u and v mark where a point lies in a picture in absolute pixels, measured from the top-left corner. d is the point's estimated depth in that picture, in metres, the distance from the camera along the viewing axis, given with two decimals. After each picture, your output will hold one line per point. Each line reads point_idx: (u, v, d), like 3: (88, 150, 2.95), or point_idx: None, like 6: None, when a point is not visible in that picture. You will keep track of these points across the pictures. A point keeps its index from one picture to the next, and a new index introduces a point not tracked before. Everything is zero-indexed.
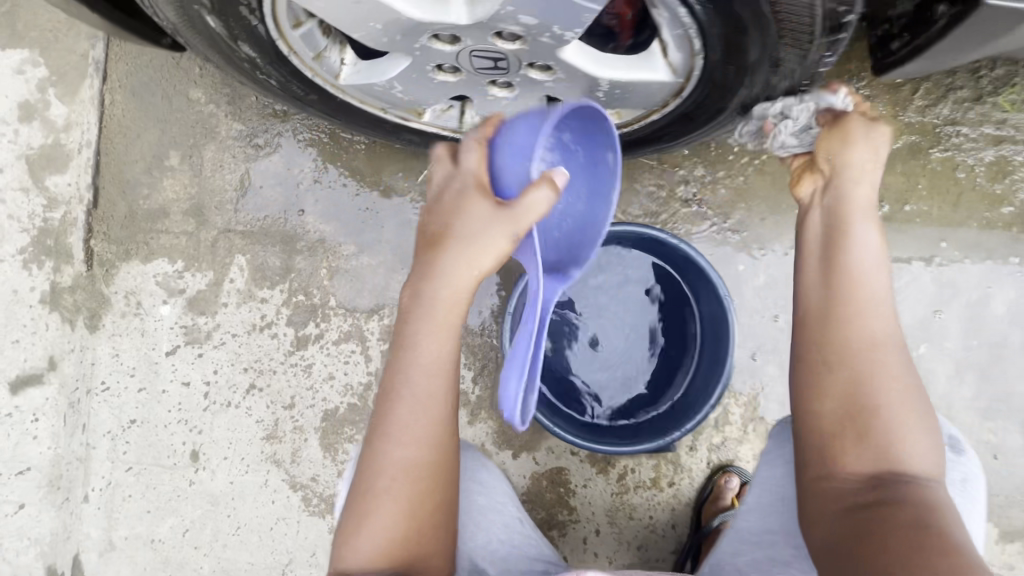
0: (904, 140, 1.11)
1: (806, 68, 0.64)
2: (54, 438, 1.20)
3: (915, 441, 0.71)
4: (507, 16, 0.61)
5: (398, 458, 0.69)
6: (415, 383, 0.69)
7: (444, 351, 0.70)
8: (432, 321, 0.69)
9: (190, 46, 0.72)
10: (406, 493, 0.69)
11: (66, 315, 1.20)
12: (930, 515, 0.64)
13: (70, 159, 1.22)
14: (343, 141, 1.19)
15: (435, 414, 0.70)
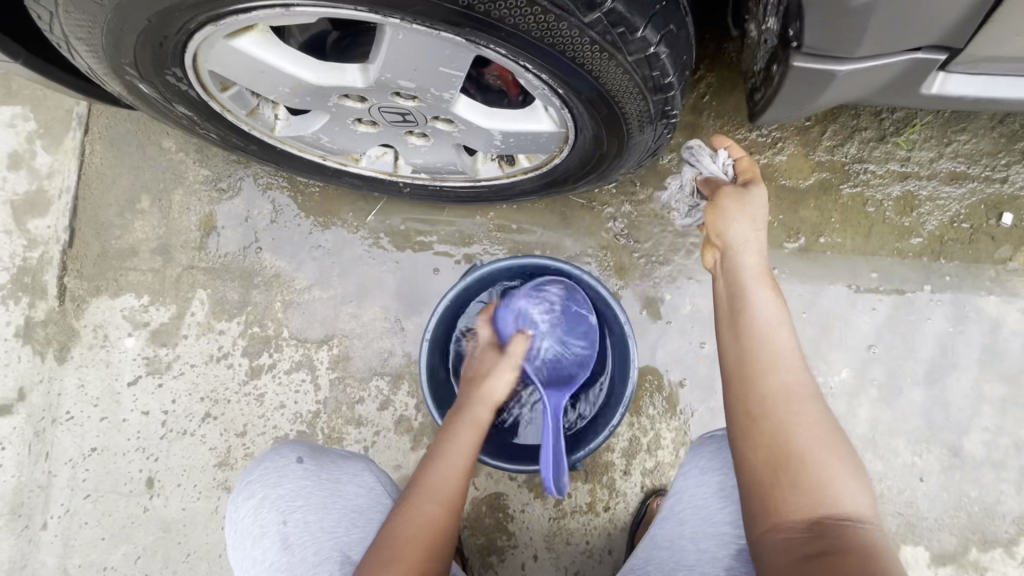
0: (815, 177, 1.20)
1: (645, 120, 0.74)
2: (18, 466, 1.26)
3: (843, 477, 0.62)
4: (390, 81, 0.71)
5: (419, 521, 0.76)
6: (448, 460, 0.82)
7: (465, 458, 0.83)
8: (473, 418, 0.88)
9: (136, 108, 0.82)
10: (418, 556, 0.73)
11: (37, 348, 1.28)
12: (876, 557, 0.56)
13: (51, 204, 1.32)
14: (300, 184, 1.29)
15: (456, 488, 0.80)
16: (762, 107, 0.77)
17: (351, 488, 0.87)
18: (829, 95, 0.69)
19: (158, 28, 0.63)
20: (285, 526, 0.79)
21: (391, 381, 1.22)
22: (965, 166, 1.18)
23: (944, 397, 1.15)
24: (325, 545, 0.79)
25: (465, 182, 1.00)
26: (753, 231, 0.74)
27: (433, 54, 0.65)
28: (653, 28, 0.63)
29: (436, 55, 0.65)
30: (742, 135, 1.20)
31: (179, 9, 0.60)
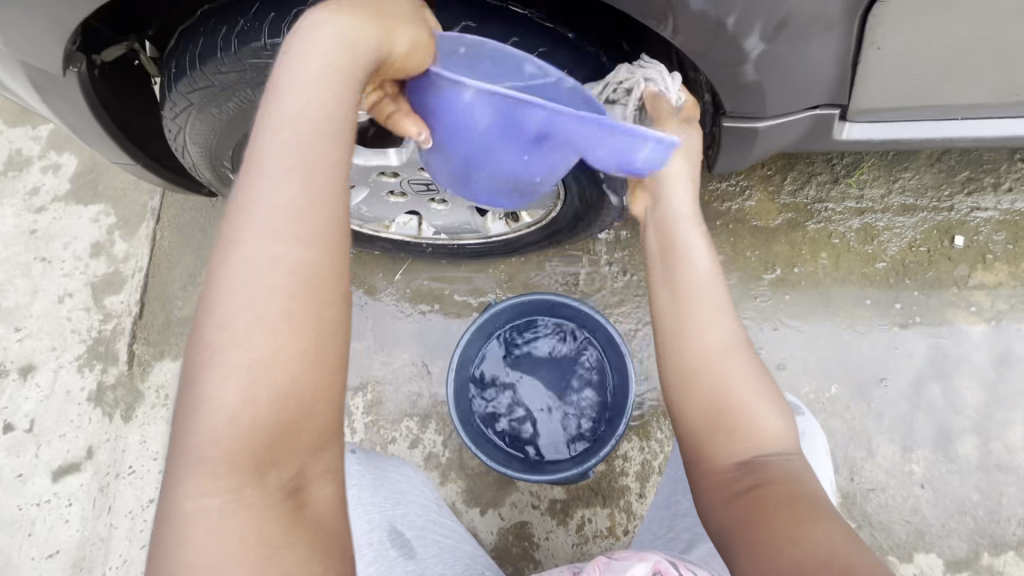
0: (782, 217, 1.37)
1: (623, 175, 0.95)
2: (83, 520, 1.38)
3: (767, 414, 0.72)
4: (418, 158, 0.92)
5: (234, 348, 0.52)
6: (252, 255, 0.54)
7: (306, 197, 0.56)
8: (280, 210, 0.55)
9: (220, 193, 1.04)
10: (243, 394, 0.52)
11: (107, 409, 1.45)
12: (797, 484, 0.65)
13: (125, 283, 1.55)
14: None
15: (276, 280, 0.54)
16: (713, 160, 0.95)
17: (396, 478, 1.00)
18: (764, 136, 0.88)
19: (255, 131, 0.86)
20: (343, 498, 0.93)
21: (419, 421, 1.35)
22: (914, 199, 1.35)
23: (930, 405, 1.24)
24: (374, 514, 0.91)
25: (479, 240, 1.20)
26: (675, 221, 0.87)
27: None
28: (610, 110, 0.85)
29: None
30: (713, 186, 1.39)
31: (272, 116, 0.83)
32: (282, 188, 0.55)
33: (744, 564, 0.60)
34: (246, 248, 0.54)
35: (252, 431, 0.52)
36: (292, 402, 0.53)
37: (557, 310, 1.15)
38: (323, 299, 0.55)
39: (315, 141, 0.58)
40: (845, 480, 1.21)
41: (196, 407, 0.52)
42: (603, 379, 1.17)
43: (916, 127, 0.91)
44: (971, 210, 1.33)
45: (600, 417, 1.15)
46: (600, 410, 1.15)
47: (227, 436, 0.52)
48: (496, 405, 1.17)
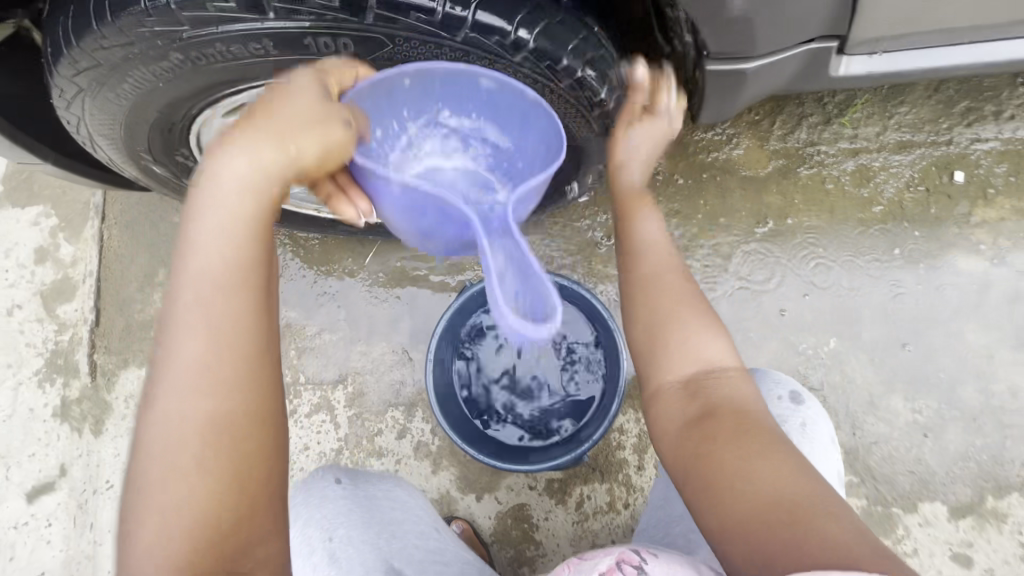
0: (772, 165, 1.29)
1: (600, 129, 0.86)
2: (65, 539, 1.33)
3: (706, 341, 0.75)
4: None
5: (166, 445, 0.55)
6: (176, 360, 0.56)
7: (217, 304, 0.57)
8: (193, 321, 0.57)
9: (152, 189, 0.93)
10: (179, 491, 0.54)
11: (75, 424, 1.37)
12: (744, 412, 0.70)
13: (77, 289, 1.44)
14: (300, 240, 1.39)
15: (204, 381, 0.56)
16: (698, 108, 0.86)
17: (389, 510, 0.95)
18: (753, 78, 0.79)
19: (167, 116, 0.75)
20: (331, 541, 0.86)
21: (405, 410, 1.28)
22: (910, 135, 1.27)
23: (932, 351, 1.20)
24: (368, 554, 0.85)
25: None
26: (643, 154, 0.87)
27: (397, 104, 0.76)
28: (575, 58, 0.75)
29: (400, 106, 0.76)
30: (699, 137, 1.30)
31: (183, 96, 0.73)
32: (207, 262, 0.58)
33: (695, 495, 0.66)
34: (178, 316, 0.57)
35: (193, 524, 0.53)
36: (227, 497, 0.55)
37: None
38: (250, 402, 0.57)
39: (246, 208, 0.60)
40: (848, 436, 1.17)
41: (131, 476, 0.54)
42: (591, 352, 1.10)
43: (919, 56, 0.81)
44: (971, 142, 1.25)
45: (594, 383, 1.09)
46: (593, 377, 1.10)
47: (174, 530, 0.53)
48: (485, 402, 1.11)
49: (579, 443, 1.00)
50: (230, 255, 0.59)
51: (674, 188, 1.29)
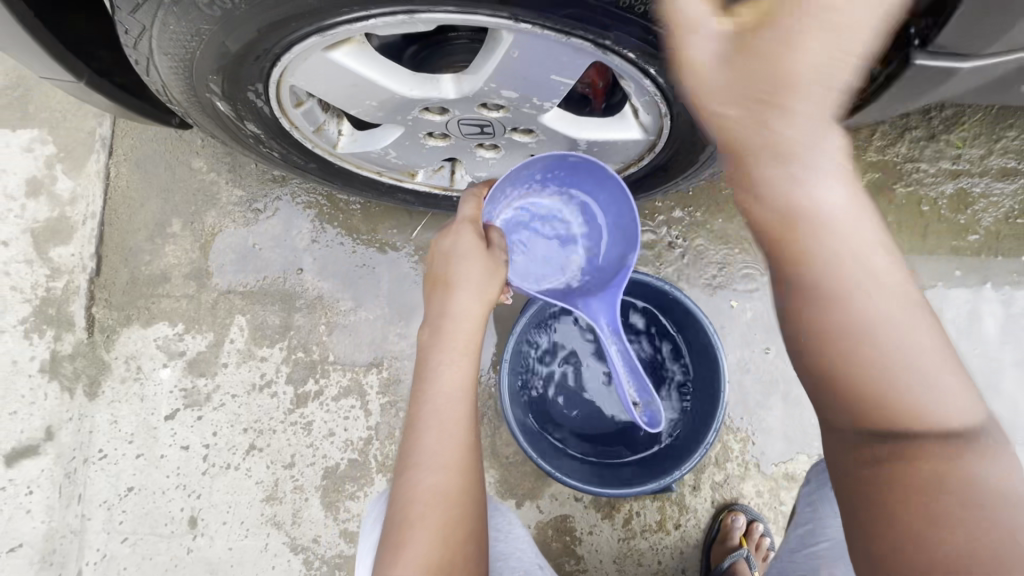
0: (868, 178, 1.19)
1: None
2: (48, 511, 1.18)
3: (929, 376, 0.47)
4: (492, 92, 0.66)
5: (434, 481, 0.66)
6: (441, 406, 0.69)
7: (466, 377, 0.72)
8: (451, 386, 0.71)
9: (199, 124, 0.77)
10: (443, 517, 0.64)
11: (65, 383, 1.22)
12: (953, 460, 0.46)
13: (75, 231, 1.27)
14: (340, 203, 1.25)
15: (463, 434, 0.69)
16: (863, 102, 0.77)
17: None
18: (959, 75, 0.69)
19: (260, 41, 0.59)
20: None
21: None
22: (1016, 162, 1.18)
23: (1011, 394, 1.14)
24: None
25: None
26: (774, 57, 0.43)
27: (549, 59, 0.61)
28: None
29: (550, 64, 0.62)
30: None
31: (288, 19, 0.56)
32: (445, 381, 0.71)
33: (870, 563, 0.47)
34: (428, 422, 0.69)
35: (452, 539, 0.64)
36: (472, 525, 0.66)
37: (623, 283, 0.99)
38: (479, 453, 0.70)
39: (470, 340, 0.74)
40: None
41: (393, 555, 0.63)
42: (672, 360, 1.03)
43: None
44: None
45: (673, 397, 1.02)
46: (669, 383, 1.03)
47: (436, 553, 0.63)
48: (553, 396, 1.05)
49: (667, 465, 0.93)
50: (462, 376, 0.72)
51: None
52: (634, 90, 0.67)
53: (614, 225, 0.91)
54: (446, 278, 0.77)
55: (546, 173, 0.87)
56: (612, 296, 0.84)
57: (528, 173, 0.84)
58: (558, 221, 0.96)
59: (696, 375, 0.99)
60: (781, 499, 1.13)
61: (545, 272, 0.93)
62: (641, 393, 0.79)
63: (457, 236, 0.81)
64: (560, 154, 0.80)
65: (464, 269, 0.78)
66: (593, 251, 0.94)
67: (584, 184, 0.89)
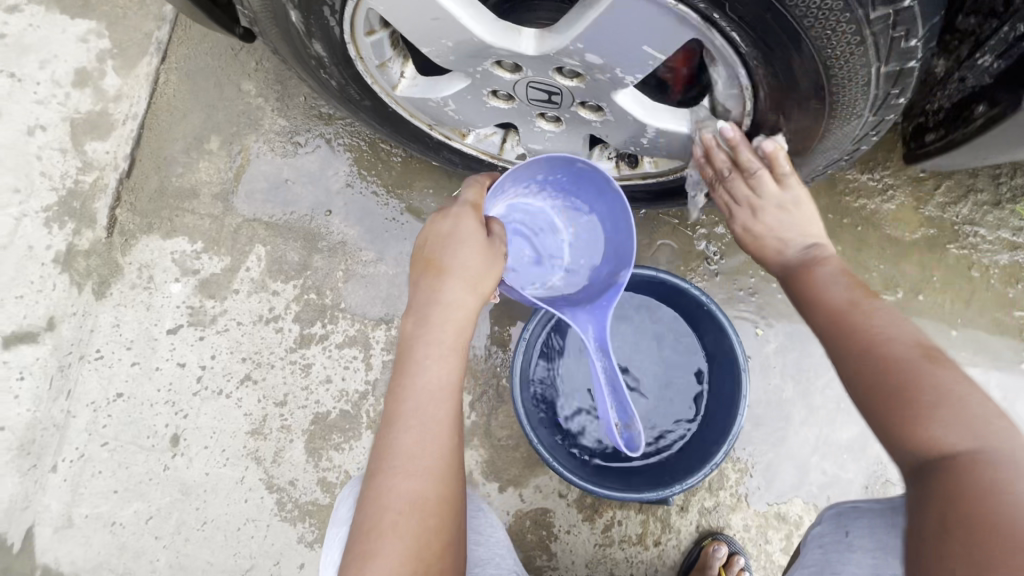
0: (922, 232, 1.15)
1: (852, 140, 0.73)
2: (36, 399, 1.18)
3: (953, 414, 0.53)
4: (575, 53, 0.64)
5: (404, 488, 0.68)
6: (418, 407, 0.71)
7: (448, 376, 0.74)
8: (428, 388, 0.72)
9: (267, 34, 0.76)
10: (413, 524, 0.67)
11: (76, 278, 1.21)
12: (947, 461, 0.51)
13: (114, 128, 1.25)
14: (381, 152, 1.23)
15: (439, 438, 0.71)
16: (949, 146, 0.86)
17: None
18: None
19: None
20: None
21: None
22: None
23: None
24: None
25: None
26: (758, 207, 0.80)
27: (642, 30, 0.60)
28: (923, 36, 0.60)
29: (643, 31, 0.60)
30: (852, 176, 1.16)
31: None
32: (427, 380, 0.73)
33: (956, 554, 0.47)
34: (404, 427, 0.71)
35: (425, 539, 0.67)
36: (445, 528, 0.69)
37: (659, 286, 0.96)
38: (454, 454, 0.72)
39: (456, 341, 0.76)
40: None
41: (365, 555, 0.65)
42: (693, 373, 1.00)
43: None
44: None
45: (685, 411, 0.99)
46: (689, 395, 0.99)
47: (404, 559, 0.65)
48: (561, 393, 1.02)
49: (670, 478, 0.91)
50: (442, 376, 0.73)
51: None
52: (726, 79, 0.68)
53: (608, 238, 0.93)
54: (440, 267, 0.78)
55: (549, 176, 0.88)
56: (602, 314, 0.82)
57: (532, 172, 0.85)
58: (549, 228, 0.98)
59: (716, 372, 0.96)
60: (768, 538, 1.10)
61: (527, 276, 0.95)
62: (621, 415, 0.80)
63: (456, 221, 0.80)
64: (568, 162, 0.84)
65: (459, 260, 0.78)
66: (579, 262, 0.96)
67: (584, 192, 0.91)
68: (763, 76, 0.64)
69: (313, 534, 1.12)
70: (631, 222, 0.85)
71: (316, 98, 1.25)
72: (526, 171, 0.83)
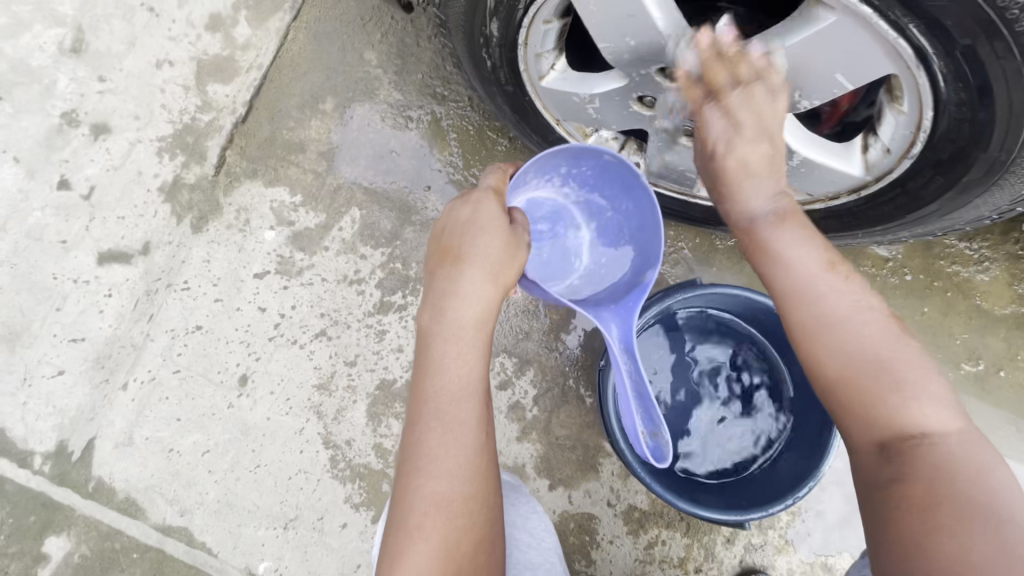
0: (1013, 309, 1.14)
1: (1009, 197, 0.77)
2: (119, 317, 1.22)
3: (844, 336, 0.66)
4: (763, 69, 0.73)
5: (434, 490, 0.69)
6: (443, 405, 0.72)
7: (471, 369, 0.75)
8: (451, 385, 0.73)
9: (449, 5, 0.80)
10: (443, 529, 0.68)
11: (177, 209, 1.25)
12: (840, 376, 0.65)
13: (237, 74, 1.31)
14: (487, 140, 1.26)
15: (465, 437, 0.72)
16: None
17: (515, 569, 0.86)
18: None
19: None
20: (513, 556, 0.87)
21: (516, 364, 1.16)
22: None
23: None
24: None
25: (675, 191, 0.98)
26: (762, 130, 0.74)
27: (845, 58, 0.68)
28: None
29: (834, 58, 0.68)
30: (950, 241, 1.16)
31: None
32: (448, 379, 0.73)
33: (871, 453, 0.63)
34: (428, 428, 0.72)
35: (457, 540, 0.68)
36: (476, 531, 0.70)
37: (765, 316, 1.00)
38: (483, 451, 0.73)
39: (475, 336, 0.76)
40: None
41: (395, 557, 0.68)
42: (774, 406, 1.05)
43: None
44: None
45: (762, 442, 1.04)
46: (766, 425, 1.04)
47: (437, 561, 0.67)
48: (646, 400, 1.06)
49: (744, 501, 0.95)
50: (464, 371, 0.74)
51: (899, 283, 1.16)
52: (902, 120, 0.73)
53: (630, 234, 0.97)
54: (458, 252, 0.79)
55: (571, 170, 0.92)
56: (626, 312, 0.82)
57: (555, 164, 0.89)
58: (569, 227, 1.03)
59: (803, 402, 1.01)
60: None
61: (551, 273, 1.02)
62: (649, 424, 0.78)
63: (477, 207, 0.81)
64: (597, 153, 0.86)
65: (480, 245, 0.79)
66: (598, 258, 1.01)
67: (607, 189, 0.95)
68: (953, 119, 0.69)
69: (360, 496, 1.13)
70: (656, 224, 0.88)
71: (433, 78, 1.29)
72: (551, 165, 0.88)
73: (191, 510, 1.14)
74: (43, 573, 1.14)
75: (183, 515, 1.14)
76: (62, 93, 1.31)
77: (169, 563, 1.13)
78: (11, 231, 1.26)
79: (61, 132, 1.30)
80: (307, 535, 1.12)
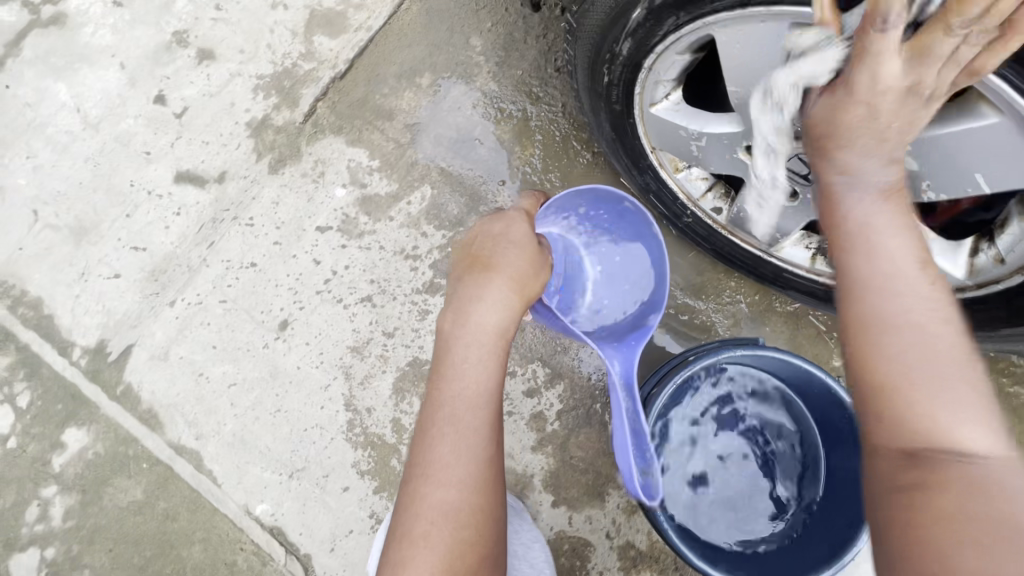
0: None
1: None
2: (181, 237, 1.26)
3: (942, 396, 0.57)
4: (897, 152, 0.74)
5: (440, 500, 0.69)
6: (456, 411, 0.73)
7: (488, 379, 0.76)
8: (465, 394, 0.74)
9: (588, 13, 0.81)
10: (446, 539, 0.68)
11: (259, 147, 1.29)
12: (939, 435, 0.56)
13: (345, 31, 1.33)
14: (569, 149, 1.26)
15: (477, 444, 0.72)
16: None
17: None
18: None
19: None
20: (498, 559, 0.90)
21: (547, 375, 1.15)
22: None
23: None
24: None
25: (752, 249, 0.97)
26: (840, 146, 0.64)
27: (993, 161, 0.69)
28: None
29: (978, 157, 0.70)
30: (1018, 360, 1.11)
31: None
32: (465, 386, 0.74)
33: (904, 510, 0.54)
34: (438, 435, 0.72)
35: (459, 555, 0.67)
36: (477, 547, 0.68)
37: (812, 390, 0.99)
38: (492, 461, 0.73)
39: (496, 345, 0.78)
40: None
41: (401, 563, 0.67)
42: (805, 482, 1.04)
43: None
44: None
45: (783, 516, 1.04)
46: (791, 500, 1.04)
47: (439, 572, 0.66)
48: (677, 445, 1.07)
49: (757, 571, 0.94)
50: (482, 379, 0.75)
51: None
52: None
53: (636, 280, 1.01)
54: (485, 264, 0.82)
55: (589, 212, 0.95)
56: (630, 352, 0.89)
57: (577, 206, 0.92)
58: (578, 265, 1.06)
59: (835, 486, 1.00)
60: None
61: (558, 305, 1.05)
62: (642, 462, 0.82)
63: (508, 227, 0.86)
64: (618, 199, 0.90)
65: (507, 261, 0.82)
66: (602, 299, 1.05)
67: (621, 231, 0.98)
68: None
69: (367, 465, 1.15)
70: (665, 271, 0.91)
71: (532, 76, 1.29)
72: (576, 204, 0.90)
73: (206, 437, 1.17)
74: (56, 460, 1.18)
75: (197, 440, 1.17)
76: (178, 12, 1.36)
77: (174, 481, 1.16)
78: (101, 132, 1.31)
79: (169, 49, 1.34)
80: (308, 488, 1.14)
